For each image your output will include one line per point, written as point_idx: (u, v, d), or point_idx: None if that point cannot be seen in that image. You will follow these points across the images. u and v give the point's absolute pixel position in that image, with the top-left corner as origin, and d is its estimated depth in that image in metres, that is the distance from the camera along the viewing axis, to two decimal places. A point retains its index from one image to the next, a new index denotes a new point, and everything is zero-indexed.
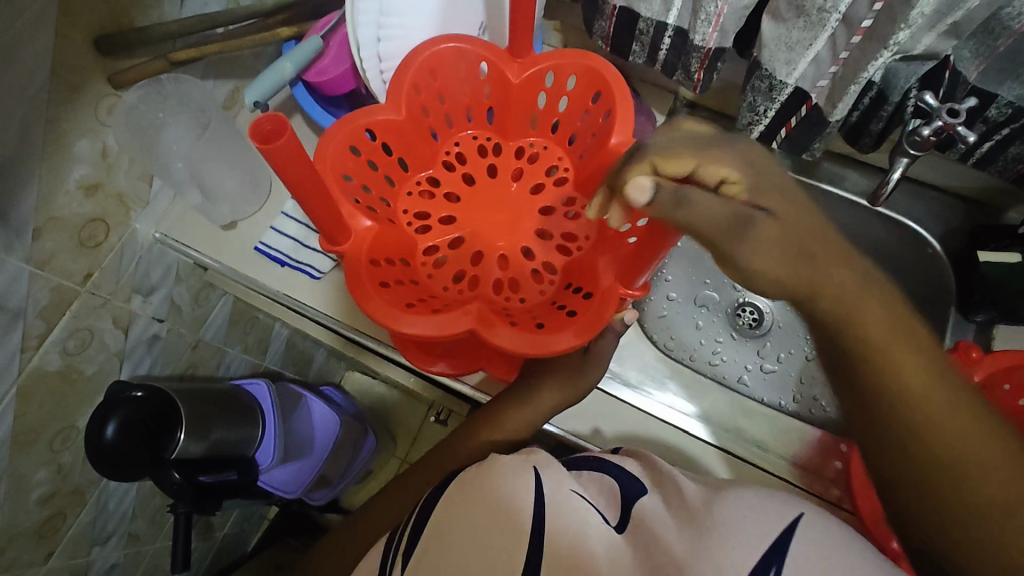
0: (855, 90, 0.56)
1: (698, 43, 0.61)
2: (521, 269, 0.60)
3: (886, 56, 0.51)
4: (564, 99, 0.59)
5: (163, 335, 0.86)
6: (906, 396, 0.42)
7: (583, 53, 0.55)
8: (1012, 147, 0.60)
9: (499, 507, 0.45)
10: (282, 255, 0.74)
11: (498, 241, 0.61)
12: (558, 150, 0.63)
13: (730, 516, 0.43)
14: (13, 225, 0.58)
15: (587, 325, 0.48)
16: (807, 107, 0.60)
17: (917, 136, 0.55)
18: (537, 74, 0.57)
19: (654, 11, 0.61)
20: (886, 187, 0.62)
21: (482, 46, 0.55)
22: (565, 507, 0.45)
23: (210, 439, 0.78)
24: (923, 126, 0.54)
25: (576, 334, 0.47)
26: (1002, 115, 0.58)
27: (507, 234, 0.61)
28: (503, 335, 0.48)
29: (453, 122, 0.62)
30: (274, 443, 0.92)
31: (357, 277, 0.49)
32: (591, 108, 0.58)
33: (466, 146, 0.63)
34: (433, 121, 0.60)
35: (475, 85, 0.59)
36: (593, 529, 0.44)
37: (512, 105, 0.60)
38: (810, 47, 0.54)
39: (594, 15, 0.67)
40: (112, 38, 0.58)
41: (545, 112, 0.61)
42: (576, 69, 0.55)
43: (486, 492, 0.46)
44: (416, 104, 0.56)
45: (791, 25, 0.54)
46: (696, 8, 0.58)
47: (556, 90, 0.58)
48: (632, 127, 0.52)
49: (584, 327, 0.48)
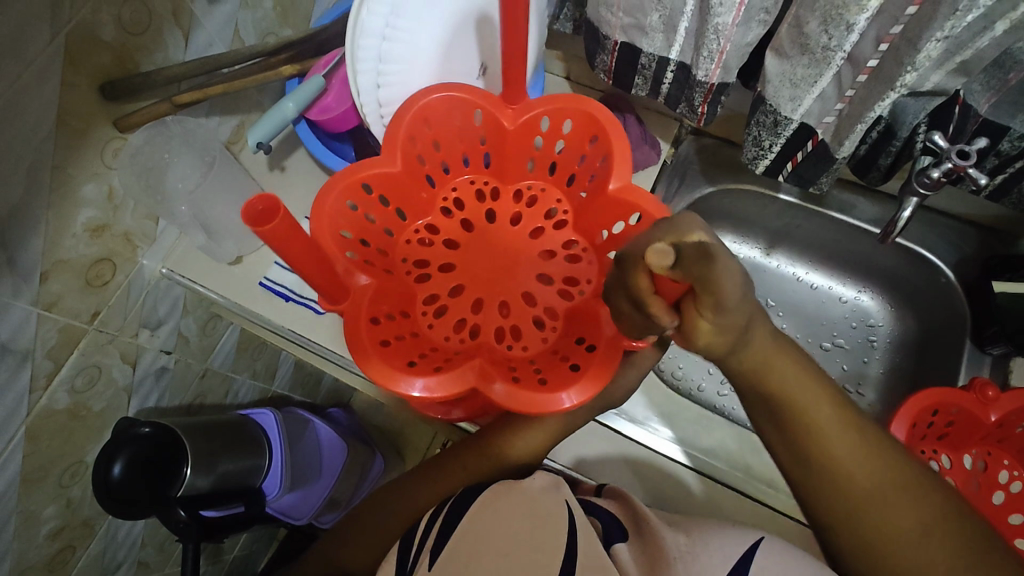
0: (863, 129, 0.54)
1: (702, 78, 0.60)
2: (523, 314, 0.59)
3: (893, 97, 0.50)
4: (560, 141, 0.58)
5: (171, 366, 0.86)
6: (849, 516, 0.46)
7: (576, 97, 0.54)
8: None
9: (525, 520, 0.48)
10: (287, 290, 0.75)
11: (500, 287, 0.60)
12: (556, 191, 0.63)
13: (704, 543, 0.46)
14: (22, 270, 0.59)
15: (591, 380, 0.47)
16: (814, 142, 0.59)
17: (926, 177, 0.55)
18: (532, 120, 0.56)
19: (656, 46, 0.61)
20: (897, 224, 0.60)
21: (475, 96, 0.55)
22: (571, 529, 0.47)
23: (216, 472, 0.79)
24: (933, 167, 0.54)
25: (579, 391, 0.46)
26: (1015, 148, 0.55)
27: (510, 278, 0.61)
28: (502, 392, 0.48)
29: (449, 168, 0.62)
30: (282, 471, 0.92)
31: (358, 339, 0.49)
32: (588, 150, 0.57)
33: (463, 192, 0.63)
34: (429, 169, 0.60)
35: (471, 131, 0.59)
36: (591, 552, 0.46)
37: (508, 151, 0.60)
38: (815, 84, 0.53)
39: (596, 49, 0.67)
40: (116, 84, 0.59)
41: (541, 156, 0.60)
42: (568, 116, 0.55)
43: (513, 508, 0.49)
44: (412, 155, 0.56)
45: (795, 62, 0.53)
46: (698, 44, 0.58)
47: (551, 136, 0.58)
48: (628, 172, 0.53)
49: (588, 382, 0.47)
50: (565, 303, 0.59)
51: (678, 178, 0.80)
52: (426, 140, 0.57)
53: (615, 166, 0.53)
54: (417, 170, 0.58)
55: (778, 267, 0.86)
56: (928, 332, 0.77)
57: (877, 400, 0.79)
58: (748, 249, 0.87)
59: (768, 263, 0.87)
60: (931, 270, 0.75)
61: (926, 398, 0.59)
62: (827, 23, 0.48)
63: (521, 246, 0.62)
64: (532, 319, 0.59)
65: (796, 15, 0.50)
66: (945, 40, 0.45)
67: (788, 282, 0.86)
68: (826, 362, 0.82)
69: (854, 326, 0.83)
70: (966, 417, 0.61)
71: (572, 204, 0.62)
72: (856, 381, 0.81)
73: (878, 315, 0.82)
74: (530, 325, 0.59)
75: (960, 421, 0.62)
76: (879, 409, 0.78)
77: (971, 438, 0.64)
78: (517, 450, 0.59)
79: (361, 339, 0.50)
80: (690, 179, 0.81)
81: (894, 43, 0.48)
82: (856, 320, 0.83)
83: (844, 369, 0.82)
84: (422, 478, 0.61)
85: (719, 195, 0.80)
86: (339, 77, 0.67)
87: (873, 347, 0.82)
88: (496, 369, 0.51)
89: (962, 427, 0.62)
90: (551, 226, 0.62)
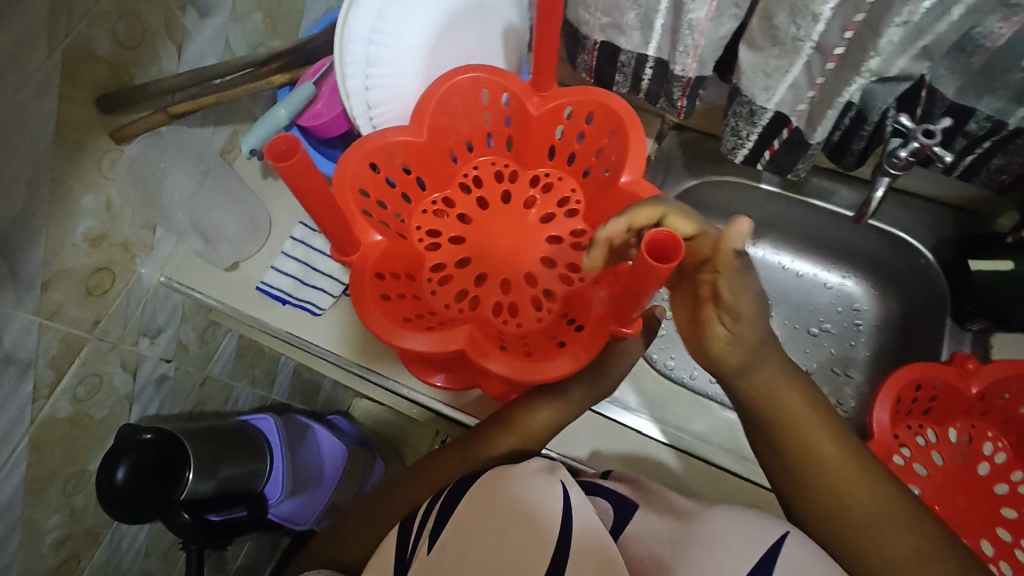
0: (834, 114, 0.57)
1: (679, 73, 0.62)
2: (522, 296, 0.55)
3: (860, 82, 0.53)
4: (580, 132, 0.56)
5: (171, 374, 0.87)
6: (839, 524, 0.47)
7: (597, 88, 0.53)
8: (994, 159, 0.62)
9: (525, 507, 0.47)
10: (284, 293, 0.75)
11: (501, 267, 0.56)
12: (575, 181, 0.59)
13: (715, 530, 0.44)
14: (23, 279, 0.60)
15: (581, 353, 0.46)
16: (789, 130, 0.61)
17: (895, 158, 0.58)
18: (556, 108, 0.54)
19: (635, 44, 0.63)
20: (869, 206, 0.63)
21: (501, 74, 0.54)
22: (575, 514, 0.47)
23: (219, 476, 0.80)
24: (901, 148, 0.57)
25: (570, 362, 0.46)
26: (982, 128, 0.59)
27: (513, 261, 0.56)
28: (496, 362, 0.46)
29: (472, 146, 0.59)
30: (283, 476, 0.93)
31: (357, 287, 0.48)
32: (605, 145, 0.55)
33: (484, 172, 0.59)
34: (453, 143, 0.57)
35: (496, 112, 0.57)
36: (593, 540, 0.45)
37: (529, 136, 0.57)
38: (787, 74, 0.56)
39: (577, 49, 0.69)
40: (112, 97, 0.61)
41: (561, 145, 0.57)
42: (596, 104, 0.53)
43: (513, 493, 0.48)
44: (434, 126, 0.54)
45: (767, 53, 0.55)
46: (674, 39, 0.60)
47: (573, 121, 0.55)
48: (642, 167, 0.52)
49: (577, 355, 0.46)
50: (564, 288, 0.55)
51: (662, 172, 0.83)
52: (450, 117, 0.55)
53: (629, 159, 0.52)
54: (438, 145, 0.56)
55: (763, 256, 0.88)
56: (910, 312, 0.80)
57: (863, 381, 0.81)
58: (733, 239, 0.89)
59: (754, 252, 0.89)
60: (910, 251, 0.77)
61: (910, 376, 0.60)
62: (794, 14, 0.51)
63: (524, 231, 0.57)
64: (533, 302, 0.55)
65: (765, 8, 0.53)
66: (906, 25, 0.48)
67: (774, 270, 0.88)
68: (814, 346, 0.84)
69: (839, 311, 0.85)
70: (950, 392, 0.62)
71: (587, 195, 0.58)
72: (845, 364, 0.82)
73: (863, 300, 0.84)
74: (531, 310, 0.54)
75: (944, 396, 0.63)
76: (867, 390, 0.80)
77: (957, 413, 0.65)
78: (502, 446, 0.60)
79: (360, 287, 0.48)
80: (674, 173, 0.83)
81: (857, 31, 0.51)
82: (841, 305, 0.85)
83: (832, 353, 0.83)
84: (414, 476, 0.62)
85: (704, 187, 0.83)
86: (329, 84, 0.69)
87: (860, 330, 0.84)
88: (489, 342, 0.49)
89: (946, 402, 0.64)
90: (563, 213, 0.58)
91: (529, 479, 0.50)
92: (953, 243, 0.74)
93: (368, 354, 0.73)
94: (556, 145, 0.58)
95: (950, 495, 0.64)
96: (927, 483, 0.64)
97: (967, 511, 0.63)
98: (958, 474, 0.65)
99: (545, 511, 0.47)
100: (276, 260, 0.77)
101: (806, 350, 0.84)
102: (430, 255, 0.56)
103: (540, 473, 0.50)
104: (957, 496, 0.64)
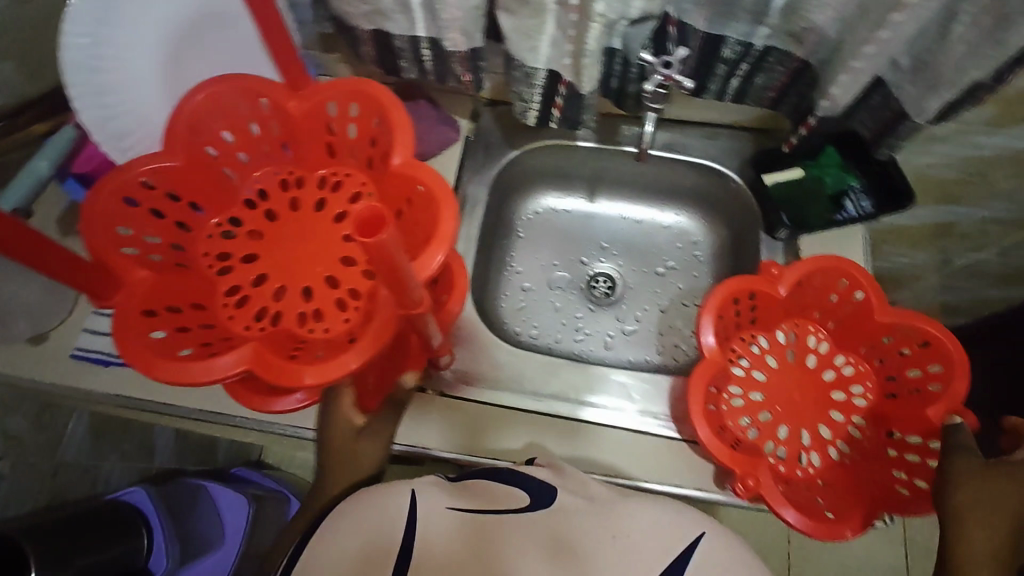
0: (593, 63, 0.59)
1: (451, 49, 0.62)
2: (324, 299, 0.53)
3: (597, 28, 0.55)
4: (351, 125, 0.55)
5: (9, 473, 0.79)
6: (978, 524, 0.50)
7: (351, 78, 0.52)
8: (756, 77, 0.66)
9: (371, 527, 0.45)
10: (105, 354, 0.71)
11: (299, 273, 0.54)
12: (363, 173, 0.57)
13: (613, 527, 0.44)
14: None
15: (370, 345, 0.46)
16: (564, 85, 0.63)
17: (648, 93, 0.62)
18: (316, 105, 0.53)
19: (402, 28, 0.62)
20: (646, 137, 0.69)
21: (250, 80, 0.52)
22: (432, 522, 0.44)
23: (76, 566, 0.72)
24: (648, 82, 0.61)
25: (358, 357, 0.45)
26: (736, 52, 0.63)
27: (312, 266, 0.54)
28: (284, 373, 0.45)
29: (249, 159, 0.57)
30: (166, 545, 0.88)
31: (121, 328, 0.45)
32: (377, 133, 0.54)
33: (267, 183, 0.57)
34: (222, 159, 0.55)
35: (262, 120, 0.55)
36: (450, 541, 0.44)
37: (302, 138, 0.56)
38: (542, 31, 0.57)
39: (355, 42, 0.68)
40: None
41: (338, 141, 0.56)
42: (348, 94, 0.52)
43: (363, 515, 0.46)
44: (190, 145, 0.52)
45: (521, 15, 0.57)
46: (435, 16, 0.60)
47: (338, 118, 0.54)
48: (411, 148, 0.51)
49: (366, 348, 0.46)
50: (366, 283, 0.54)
51: (484, 150, 0.83)
52: (209, 133, 0.53)
53: (396, 142, 0.51)
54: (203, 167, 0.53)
55: (603, 210, 0.91)
56: (737, 234, 0.84)
57: None
58: (572, 200, 0.91)
59: (594, 209, 0.91)
60: (721, 178, 0.82)
61: (721, 296, 0.64)
62: None
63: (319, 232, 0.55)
64: (336, 302, 0.53)
65: None
66: None
67: (614, 221, 0.91)
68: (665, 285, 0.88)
69: (680, 247, 0.89)
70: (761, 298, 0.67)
71: (376, 184, 0.56)
72: (693, 295, 0.87)
73: (697, 232, 0.89)
74: (335, 312, 0.52)
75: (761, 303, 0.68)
76: None
77: (777, 316, 0.70)
78: (370, 450, 0.58)
79: (125, 328, 0.45)
80: (495, 147, 0.83)
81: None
82: (680, 241, 0.89)
83: (680, 287, 0.88)
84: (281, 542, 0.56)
85: (525, 156, 0.84)
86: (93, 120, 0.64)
87: (700, 261, 0.88)
88: (281, 356, 0.47)
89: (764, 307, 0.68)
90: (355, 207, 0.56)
91: (381, 496, 0.47)
92: (751, 164, 0.79)
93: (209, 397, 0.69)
94: (334, 143, 0.57)
95: (784, 393, 0.70)
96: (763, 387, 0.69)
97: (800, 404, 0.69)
98: (790, 372, 0.70)
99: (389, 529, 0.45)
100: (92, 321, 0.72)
101: (655, 291, 0.88)
102: (223, 280, 0.54)
103: (394, 488, 0.48)
104: (793, 393, 0.69)
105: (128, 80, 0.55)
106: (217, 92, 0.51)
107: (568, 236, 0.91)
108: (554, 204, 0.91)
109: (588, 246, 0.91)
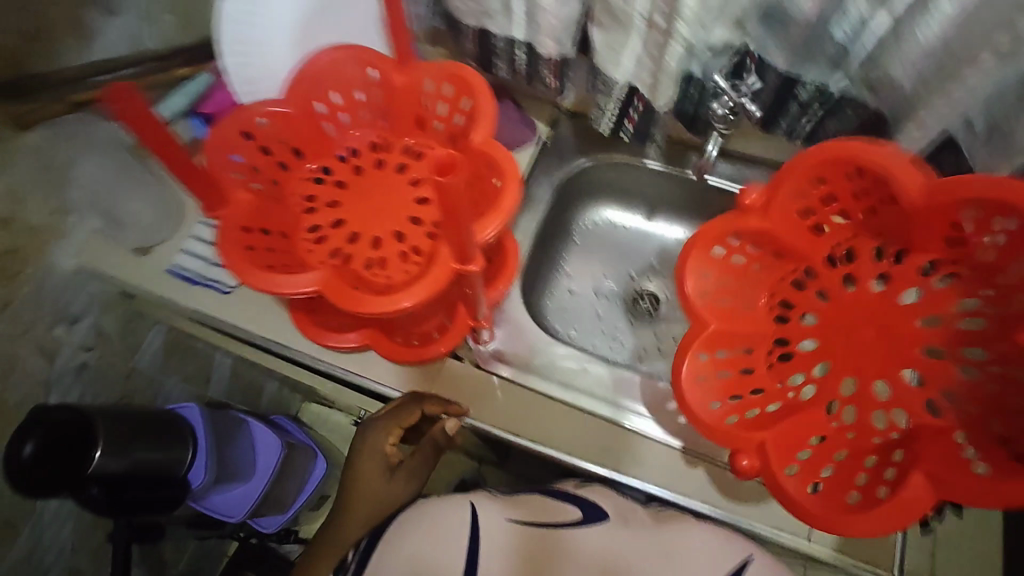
0: (669, 85, 0.63)
1: (545, 54, 0.69)
2: (390, 251, 0.58)
3: (678, 48, 0.59)
4: (442, 103, 0.61)
5: (93, 363, 0.89)
6: None
7: (451, 62, 0.59)
8: (829, 125, 0.68)
9: (438, 524, 0.60)
10: (194, 274, 0.80)
11: (372, 225, 0.60)
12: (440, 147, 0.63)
13: (653, 546, 0.58)
14: None
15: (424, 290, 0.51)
16: (641, 100, 0.69)
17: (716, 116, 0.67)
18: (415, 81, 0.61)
19: (503, 29, 0.69)
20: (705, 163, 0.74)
21: (365, 50, 0.60)
22: (492, 534, 0.59)
23: (132, 457, 0.79)
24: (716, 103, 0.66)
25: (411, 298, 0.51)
26: (810, 95, 0.66)
27: (385, 221, 0.60)
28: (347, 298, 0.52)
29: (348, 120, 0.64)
30: (206, 465, 0.93)
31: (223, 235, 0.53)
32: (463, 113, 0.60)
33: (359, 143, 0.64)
34: (327, 115, 0.63)
35: (366, 87, 0.62)
36: (506, 544, 0.58)
37: (398, 108, 0.63)
38: (627, 47, 0.63)
39: (459, 37, 0.75)
40: (14, 85, 0.65)
41: (428, 116, 0.63)
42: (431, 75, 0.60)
43: (435, 519, 0.60)
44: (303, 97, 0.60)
45: (610, 30, 0.63)
46: (533, 22, 0.66)
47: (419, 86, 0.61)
48: (491, 128, 0.57)
49: (420, 292, 0.51)
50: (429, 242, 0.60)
51: (556, 155, 0.88)
52: (321, 90, 0.61)
53: (479, 121, 0.57)
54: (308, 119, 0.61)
55: (660, 232, 0.94)
56: None
57: None
58: (631, 217, 0.95)
59: (651, 228, 0.95)
60: None
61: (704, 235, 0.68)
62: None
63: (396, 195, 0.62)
64: (399, 254, 0.58)
65: None
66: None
67: (669, 244, 0.94)
68: None
69: None
70: (769, 210, 0.68)
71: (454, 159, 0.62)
72: None
73: None
74: (398, 262, 0.58)
75: (783, 182, 0.66)
76: None
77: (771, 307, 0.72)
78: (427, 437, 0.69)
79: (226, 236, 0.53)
80: (568, 154, 0.89)
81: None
82: None
83: None
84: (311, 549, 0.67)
85: (596, 168, 0.89)
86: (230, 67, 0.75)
87: None
88: (348, 285, 0.53)
89: (773, 204, 0.68)
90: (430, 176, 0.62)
91: (446, 509, 0.61)
92: None
93: (270, 327, 0.76)
94: (424, 118, 0.63)
95: (821, 321, 0.72)
96: (766, 272, 0.73)
97: (842, 321, 0.72)
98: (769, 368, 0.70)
99: (455, 531, 0.59)
100: (190, 242, 0.82)
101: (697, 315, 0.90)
102: (307, 218, 0.61)
103: (456, 503, 0.61)
104: (853, 319, 0.71)
105: (264, 33, 0.64)
106: (334, 55, 0.59)
107: (622, 250, 0.95)
108: (613, 217, 0.95)
109: (638, 263, 0.94)
